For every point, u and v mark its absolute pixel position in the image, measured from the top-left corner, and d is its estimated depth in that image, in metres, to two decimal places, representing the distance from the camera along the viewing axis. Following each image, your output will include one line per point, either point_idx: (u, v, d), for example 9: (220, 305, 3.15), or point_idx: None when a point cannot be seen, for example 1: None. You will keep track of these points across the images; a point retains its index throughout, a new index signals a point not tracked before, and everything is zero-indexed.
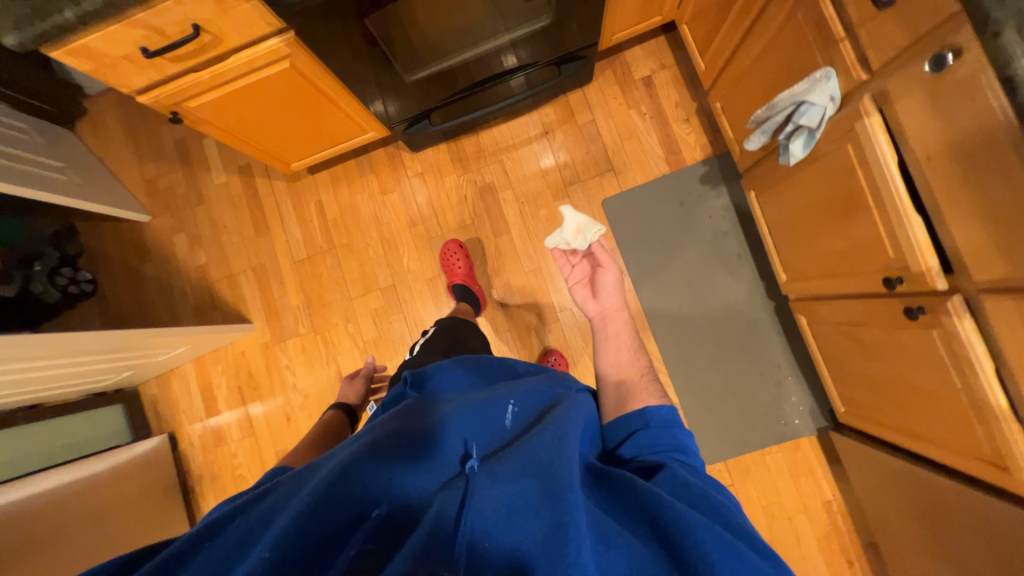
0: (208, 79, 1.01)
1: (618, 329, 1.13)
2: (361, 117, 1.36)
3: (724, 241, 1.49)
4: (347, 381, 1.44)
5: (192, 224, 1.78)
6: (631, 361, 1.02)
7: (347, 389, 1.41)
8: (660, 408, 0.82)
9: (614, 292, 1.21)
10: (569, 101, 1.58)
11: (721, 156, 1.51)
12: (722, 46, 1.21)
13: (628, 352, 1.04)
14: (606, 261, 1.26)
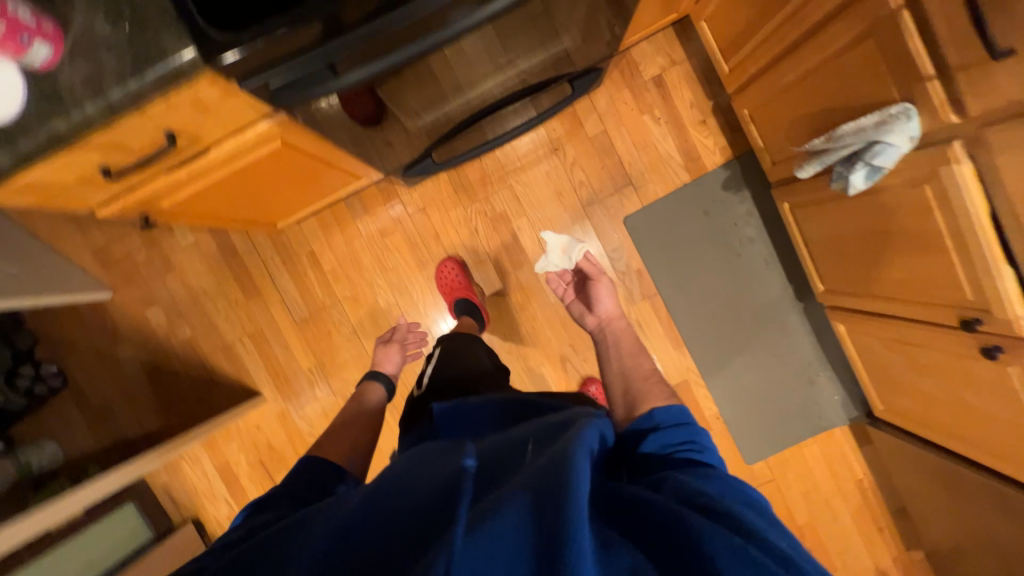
0: (183, 178, 0.82)
1: (615, 337, 1.11)
2: (359, 162, 1.18)
3: (751, 248, 1.45)
4: (380, 347, 1.35)
5: (164, 294, 1.56)
6: (635, 366, 0.98)
7: (384, 353, 1.32)
8: (665, 407, 0.76)
9: (604, 301, 1.17)
10: (576, 111, 1.43)
11: (744, 157, 1.42)
12: (758, 53, 1.09)
13: (629, 357, 1.01)
14: (596, 271, 1.22)
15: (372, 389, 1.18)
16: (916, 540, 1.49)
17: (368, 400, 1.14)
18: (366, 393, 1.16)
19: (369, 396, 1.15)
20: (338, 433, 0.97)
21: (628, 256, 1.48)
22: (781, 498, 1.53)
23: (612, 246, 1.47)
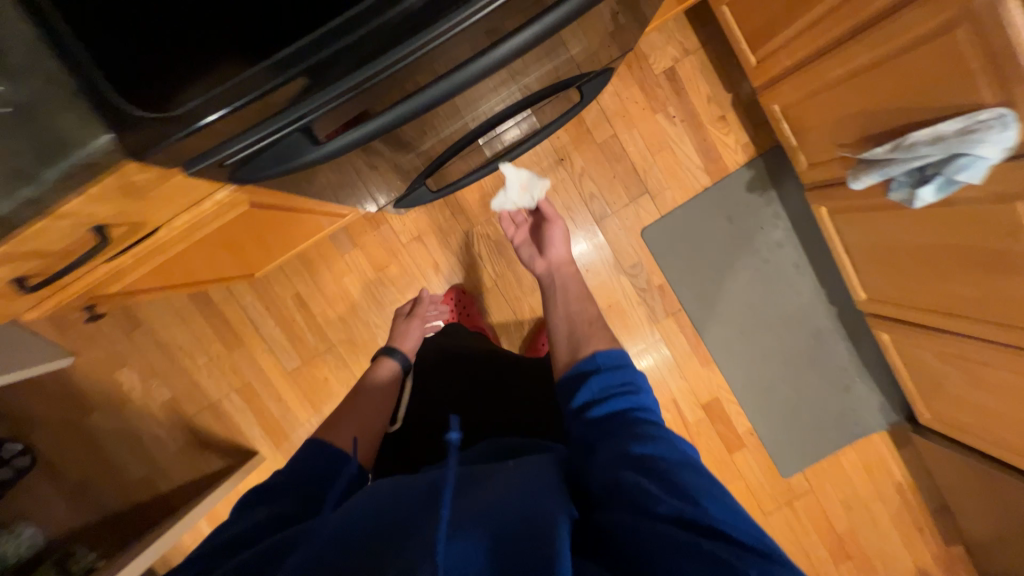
0: (129, 263, 0.68)
1: (563, 282, 1.03)
2: (344, 194, 1.02)
3: (780, 252, 1.33)
4: (403, 322, 1.21)
5: (134, 354, 1.39)
6: (580, 309, 0.94)
7: (407, 329, 1.18)
8: (609, 352, 0.75)
9: (558, 245, 1.08)
10: (581, 115, 1.27)
11: (769, 155, 1.28)
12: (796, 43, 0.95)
13: (577, 302, 0.95)
14: (552, 214, 1.13)
15: (388, 365, 1.05)
16: (961, 540, 1.44)
17: (383, 376, 1.02)
18: (382, 370, 1.04)
19: (382, 374, 1.02)
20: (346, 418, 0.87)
21: (648, 272, 1.35)
22: (822, 509, 1.47)
23: (631, 261, 1.34)
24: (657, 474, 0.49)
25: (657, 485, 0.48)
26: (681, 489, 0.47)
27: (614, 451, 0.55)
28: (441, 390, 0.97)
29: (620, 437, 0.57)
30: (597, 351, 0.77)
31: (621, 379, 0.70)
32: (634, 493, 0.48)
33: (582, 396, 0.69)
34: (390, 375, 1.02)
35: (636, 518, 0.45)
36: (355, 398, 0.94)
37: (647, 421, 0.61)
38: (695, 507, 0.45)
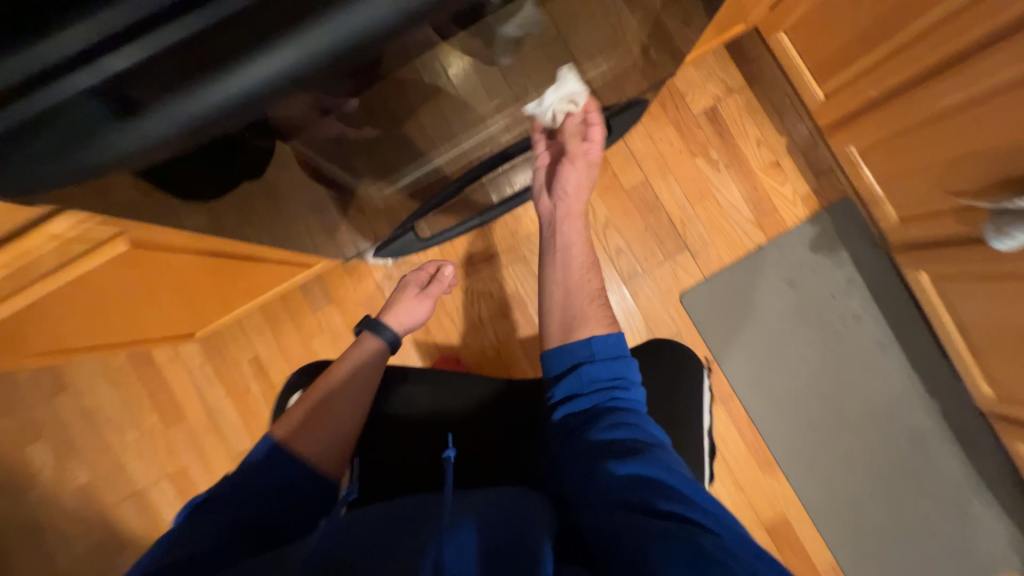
0: None
1: (566, 235, 0.76)
2: (318, 244, 0.83)
3: (856, 326, 1.07)
4: (408, 287, 0.85)
5: (53, 426, 1.13)
6: (575, 274, 0.74)
7: (411, 303, 0.84)
8: (605, 339, 0.64)
9: (575, 187, 0.77)
10: (606, 158, 1.07)
11: (836, 209, 1.06)
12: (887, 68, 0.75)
13: (574, 259, 0.75)
14: (593, 152, 0.77)
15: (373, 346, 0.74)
16: None
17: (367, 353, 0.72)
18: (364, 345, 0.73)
19: (366, 356, 0.71)
20: (315, 412, 0.63)
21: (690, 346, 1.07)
22: None
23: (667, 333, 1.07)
24: (632, 465, 0.49)
25: (630, 475, 0.48)
26: (648, 474, 0.48)
27: (600, 452, 0.53)
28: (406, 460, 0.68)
29: (596, 425, 0.56)
30: (594, 334, 0.66)
31: (615, 373, 0.62)
32: (611, 487, 0.48)
33: (562, 384, 0.62)
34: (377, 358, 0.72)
35: (611, 510, 0.46)
36: (327, 381, 0.67)
37: (624, 406, 0.58)
38: (665, 493, 0.46)
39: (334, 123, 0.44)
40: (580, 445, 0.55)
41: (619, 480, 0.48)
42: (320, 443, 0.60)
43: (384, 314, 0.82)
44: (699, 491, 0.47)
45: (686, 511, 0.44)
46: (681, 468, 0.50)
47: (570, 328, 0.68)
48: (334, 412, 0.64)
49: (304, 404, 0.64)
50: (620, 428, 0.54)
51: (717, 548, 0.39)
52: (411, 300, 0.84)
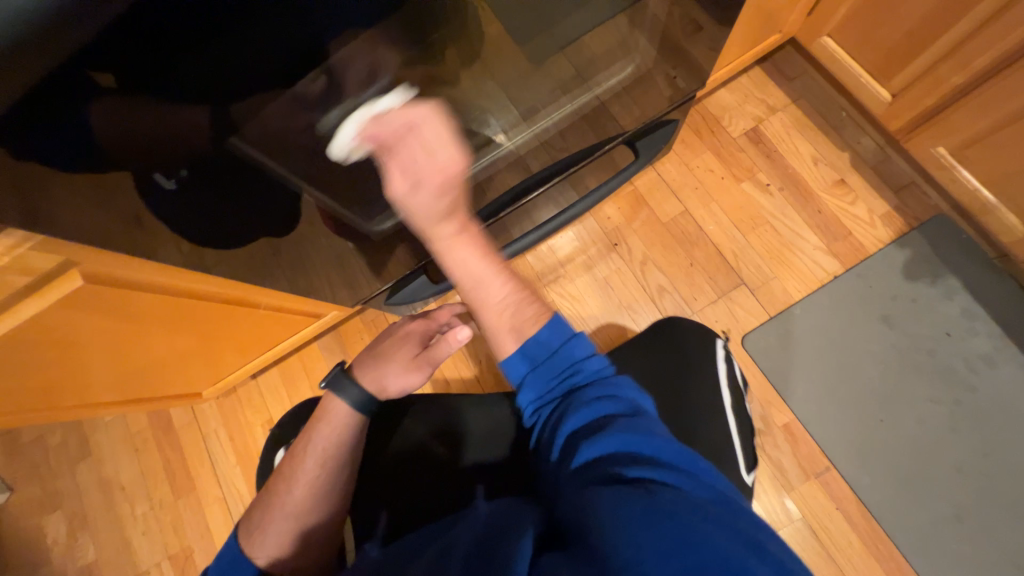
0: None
1: (465, 249, 0.51)
2: (331, 293, 0.77)
3: (988, 372, 0.83)
4: (405, 341, 0.58)
5: (67, 496, 1.07)
6: (479, 284, 0.52)
7: (401, 364, 0.56)
8: (537, 334, 0.49)
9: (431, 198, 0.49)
10: (637, 189, 0.98)
11: (928, 228, 0.89)
12: (993, 42, 0.63)
13: (475, 269, 0.51)
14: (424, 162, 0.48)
15: (345, 416, 0.55)
16: None
17: (337, 433, 0.55)
18: (332, 421, 0.55)
19: (331, 444, 0.54)
20: (279, 510, 0.53)
21: (763, 403, 0.87)
22: None
23: None
24: (602, 441, 0.42)
25: (602, 452, 0.42)
26: (623, 447, 0.41)
27: (577, 436, 0.44)
28: (425, 503, 0.58)
29: (563, 410, 0.46)
30: (526, 334, 0.50)
31: (558, 356, 0.49)
32: (582, 465, 0.42)
33: (524, 386, 0.49)
34: (348, 441, 0.55)
35: (581, 488, 0.40)
36: (293, 468, 0.54)
37: (589, 382, 0.47)
38: (634, 459, 0.40)
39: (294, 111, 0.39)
40: (549, 433, 0.46)
41: (588, 457, 0.42)
42: (286, 552, 0.52)
43: (362, 368, 0.57)
44: (680, 453, 0.42)
45: (663, 476, 0.39)
46: (663, 432, 0.44)
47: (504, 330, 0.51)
48: (299, 516, 0.53)
49: (270, 497, 0.54)
50: (592, 404, 0.45)
51: (700, 517, 0.35)
52: (405, 362, 0.57)
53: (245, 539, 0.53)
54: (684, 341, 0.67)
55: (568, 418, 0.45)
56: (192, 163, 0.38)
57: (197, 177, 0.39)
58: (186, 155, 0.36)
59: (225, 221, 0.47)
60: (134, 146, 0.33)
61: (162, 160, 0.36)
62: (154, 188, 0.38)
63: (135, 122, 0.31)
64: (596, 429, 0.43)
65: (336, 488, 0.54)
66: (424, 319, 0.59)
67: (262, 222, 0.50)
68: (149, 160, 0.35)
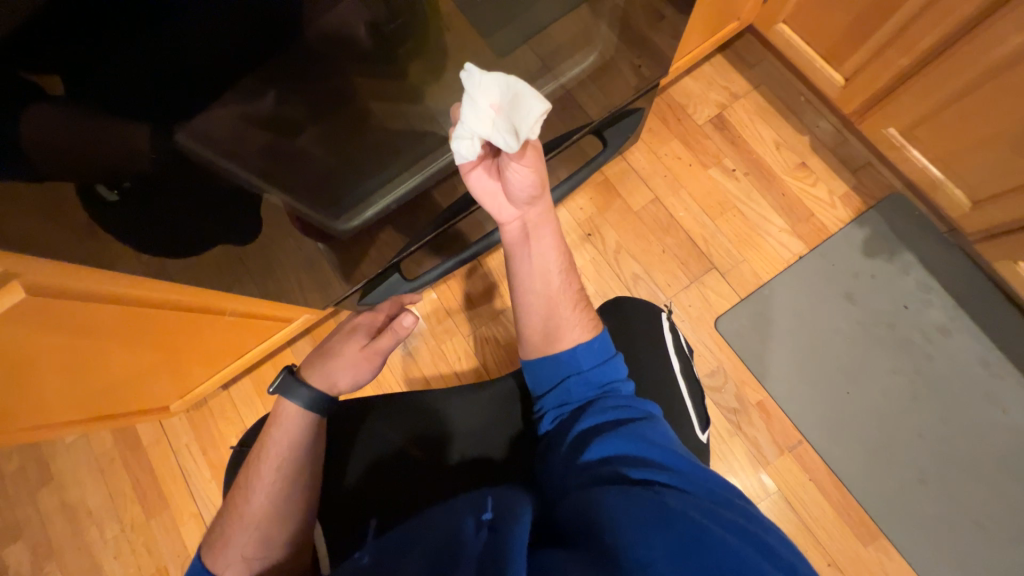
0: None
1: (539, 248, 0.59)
2: (302, 296, 0.75)
3: (943, 341, 0.88)
4: (352, 336, 0.59)
5: (29, 525, 1.02)
6: (545, 283, 0.59)
7: (350, 358, 0.57)
8: (589, 344, 0.55)
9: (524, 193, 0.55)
10: (608, 179, 0.99)
11: (885, 207, 0.93)
12: (936, 25, 0.66)
13: (550, 265, 0.59)
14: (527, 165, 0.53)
15: (300, 416, 0.54)
16: None
17: (293, 430, 0.54)
18: (285, 420, 0.54)
19: (288, 441, 0.53)
20: (244, 520, 0.51)
21: (737, 383, 0.89)
22: None
23: (707, 367, 0.90)
24: (608, 439, 0.47)
25: (612, 451, 0.46)
26: (628, 447, 0.46)
27: (593, 437, 0.48)
28: (407, 506, 0.57)
29: (580, 415, 0.52)
30: (576, 341, 0.56)
31: (596, 372, 0.54)
32: (592, 460, 0.46)
33: (550, 396, 0.55)
34: (306, 435, 0.54)
35: (587, 481, 0.44)
36: (250, 475, 0.53)
37: (610, 395, 0.53)
38: (636, 463, 0.44)
39: (240, 119, 0.38)
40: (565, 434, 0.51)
41: (597, 456, 0.46)
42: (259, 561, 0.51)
43: (310, 369, 0.57)
44: (681, 458, 0.45)
45: (662, 477, 0.42)
46: (667, 437, 0.48)
47: (553, 339, 0.57)
48: (260, 516, 0.51)
49: (233, 503, 0.53)
50: (607, 414, 0.50)
51: (694, 513, 0.37)
52: (354, 356, 0.57)
53: (215, 554, 0.51)
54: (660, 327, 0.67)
55: (584, 420, 0.51)
56: (136, 175, 0.37)
57: (141, 189, 0.38)
58: (129, 166, 0.35)
59: (177, 232, 0.45)
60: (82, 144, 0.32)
61: (104, 173, 0.34)
62: (94, 202, 0.37)
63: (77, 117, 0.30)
64: (604, 432, 0.48)
65: (300, 486, 0.53)
66: (369, 311, 0.61)
67: (220, 231, 0.48)
68: (89, 175, 0.34)
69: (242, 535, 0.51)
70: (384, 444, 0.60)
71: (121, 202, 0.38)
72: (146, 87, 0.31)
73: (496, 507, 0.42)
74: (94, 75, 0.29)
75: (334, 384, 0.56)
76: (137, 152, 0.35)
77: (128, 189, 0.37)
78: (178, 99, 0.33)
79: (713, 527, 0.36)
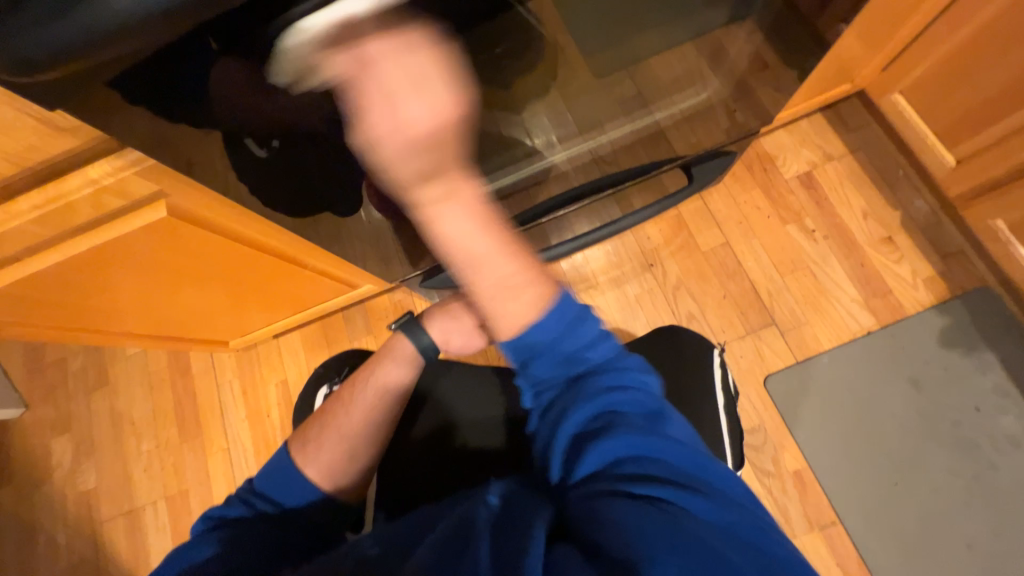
0: (66, 271, 0.51)
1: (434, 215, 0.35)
2: (369, 266, 0.79)
3: (1013, 453, 0.82)
4: None
5: (79, 421, 1.10)
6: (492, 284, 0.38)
7: (470, 326, 0.61)
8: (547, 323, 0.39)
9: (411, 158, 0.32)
10: (681, 214, 0.98)
11: (972, 299, 0.88)
12: None
13: (469, 250, 0.36)
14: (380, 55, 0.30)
15: (407, 358, 0.59)
16: None
17: (398, 367, 0.59)
18: (394, 357, 0.59)
19: (395, 377, 0.58)
20: (333, 429, 0.55)
21: (776, 445, 0.86)
22: None
23: (747, 423, 0.87)
24: (604, 444, 0.38)
25: (614, 454, 0.38)
26: (634, 451, 0.38)
27: (589, 445, 0.39)
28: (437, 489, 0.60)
29: (569, 400, 0.41)
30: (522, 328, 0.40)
31: (572, 339, 0.41)
32: (590, 472, 0.38)
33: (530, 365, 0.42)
34: (409, 377, 0.59)
35: (586, 498, 0.37)
36: (351, 397, 0.57)
37: (598, 368, 0.42)
38: (642, 472, 0.37)
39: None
40: (542, 430, 0.42)
41: (594, 463, 0.38)
42: (336, 476, 0.54)
43: (429, 318, 0.60)
44: (693, 460, 0.38)
45: (677, 494, 0.35)
46: (680, 432, 0.40)
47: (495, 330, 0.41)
48: (354, 435, 0.55)
49: (325, 418, 0.56)
50: (605, 404, 0.40)
51: (713, 536, 0.33)
52: (469, 326, 0.61)
53: (297, 454, 0.54)
54: (715, 367, 0.66)
55: (574, 409, 0.40)
56: (283, 137, 0.40)
57: (284, 149, 0.42)
58: (283, 129, 0.39)
59: (303, 189, 0.50)
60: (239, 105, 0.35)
61: (250, 127, 0.38)
62: (244, 152, 0.41)
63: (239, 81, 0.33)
64: (603, 425, 0.39)
65: (389, 418, 0.57)
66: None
67: (333, 197, 0.52)
68: (236, 126, 0.37)
69: (326, 455, 0.54)
70: (422, 413, 0.64)
71: (266, 158, 0.43)
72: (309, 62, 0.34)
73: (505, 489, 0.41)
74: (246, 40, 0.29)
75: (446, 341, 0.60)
76: (303, 116, 0.38)
77: (274, 147, 0.42)
78: None
79: (737, 560, 0.32)
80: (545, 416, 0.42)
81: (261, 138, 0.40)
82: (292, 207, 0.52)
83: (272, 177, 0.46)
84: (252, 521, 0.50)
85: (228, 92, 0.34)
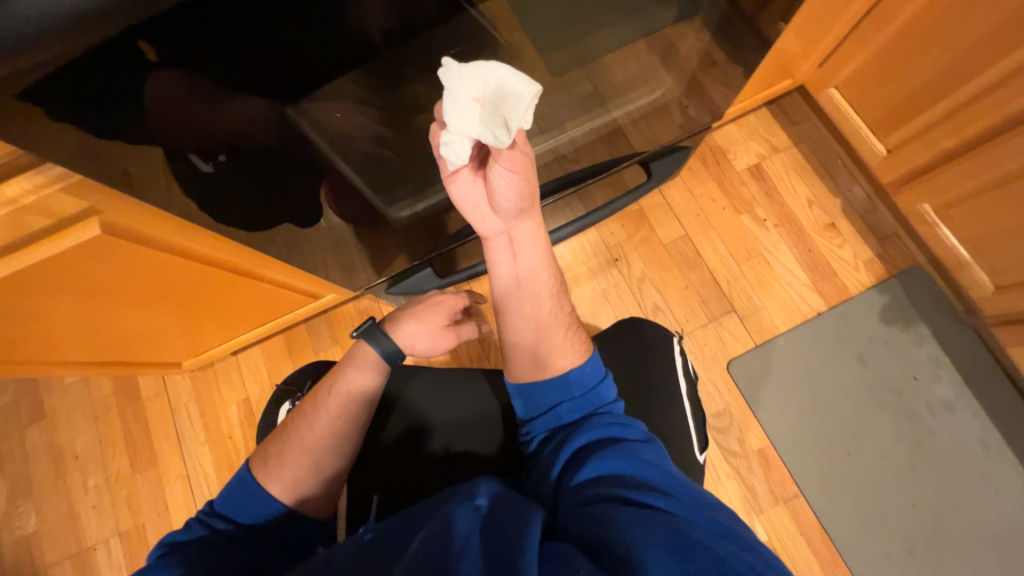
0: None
1: (500, 253, 0.53)
2: (331, 276, 0.76)
3: (947, 417, 0.89)
4: (436, 312, 0.62)
5: (13, 460, 1.00)
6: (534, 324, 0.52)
7: (434, 333, 0.61)
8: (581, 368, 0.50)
9: (511, 203, 0.50)
10: (642, 209, 1.01)
11: (907, 278, 0.96)
12: (982, 112, 0.70)
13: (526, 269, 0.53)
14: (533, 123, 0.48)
15: (371, 365, 0.57)
16: None
17: (362, 372, 0.57)
18: (359, 364, 0.57)
19: (358, 386, 0.56)
20: (296, 446, 0.52)
21: (741, 426, 0.90)
22: None
23: (714, 407, 0.91)
24: (602, 460, 0.42)
25: (608, 469, 0.41)
26: (628, 468, 0.41)
27: (585, 462, 0.43)
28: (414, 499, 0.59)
29: (573, 432, 0.46)
30: (564, 360, 0.51)
31: (583, 391, 0.49)
32: (585, 480, 0.41)
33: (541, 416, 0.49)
34: (374, 387, 0.56)
35: (582, 501, 0.39)
36: (314, 407, 0.54)
37: (603, 411, 0.48)
38: (633, 484, 0.40)
39: (350, 100, 0.42)
40: (547, 454, 0.47)
41: (593, 474, 0.41)
42: (301, 487, 0.52)
43: (394, 326, 0.60)
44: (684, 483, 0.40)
45: (664, 502, 0.37)
46: (668, 460, 0.44)
47: (538, 369, 0.51)
48: (319, 447, 0.52)
49: (287, 430, 0.54)
50: (602, 433, 0.45)
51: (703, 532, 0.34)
52: (435, 332, 0.62)
53: (259, 470, 0.52)
54: (673, 349, 0.68)
55: (575, 438, 0.46)
56: (232, 151, 0.39)
57: (232, 164, 0.40)
58: (232, 140, 0.38)
59: (257, 203, 0.48)
60: (182, 121, 0.34)
61: (196, 143, 0.36)
62: (190, 170, 0.39)
63: (184, 93, 0.32)
64: (600, 447, 0.44)
65: (357, 426, 0.55)
66: (456, 295, 0.64)
67: (287, 207, 0.50)
68: (181, 143, 0.36)
69: (290, 468, 0.51)
70: (395, 426, 0.62)
71: (214, 173, 0.41)
72: (256, 71, 0.33)
73: (498, 492, 0.41)
74: (182, 41, 0.28)
75: (412, 350, 0.60)
76: (242, 125, 0.37)
77: (221, 163, 0.40)
78: (289, 79, 0.36)
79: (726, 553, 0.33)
80: (552, 443, 0.47)
81: (207, 155, 0.38)
82: (241, 221, 0.49)
83: (219, 191, 0.44)
84: (212, 539, 0.48)
85: (174, 106, 0.32)
